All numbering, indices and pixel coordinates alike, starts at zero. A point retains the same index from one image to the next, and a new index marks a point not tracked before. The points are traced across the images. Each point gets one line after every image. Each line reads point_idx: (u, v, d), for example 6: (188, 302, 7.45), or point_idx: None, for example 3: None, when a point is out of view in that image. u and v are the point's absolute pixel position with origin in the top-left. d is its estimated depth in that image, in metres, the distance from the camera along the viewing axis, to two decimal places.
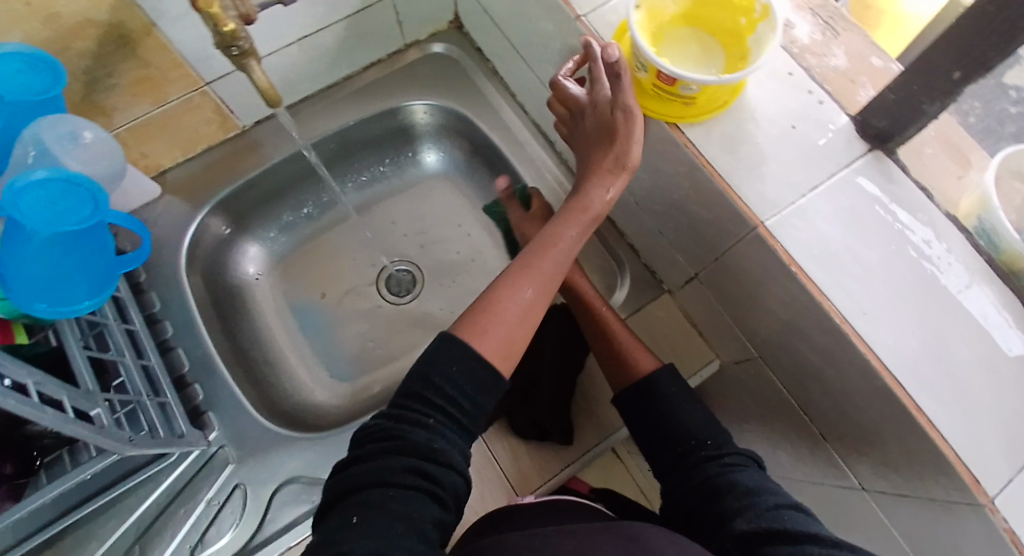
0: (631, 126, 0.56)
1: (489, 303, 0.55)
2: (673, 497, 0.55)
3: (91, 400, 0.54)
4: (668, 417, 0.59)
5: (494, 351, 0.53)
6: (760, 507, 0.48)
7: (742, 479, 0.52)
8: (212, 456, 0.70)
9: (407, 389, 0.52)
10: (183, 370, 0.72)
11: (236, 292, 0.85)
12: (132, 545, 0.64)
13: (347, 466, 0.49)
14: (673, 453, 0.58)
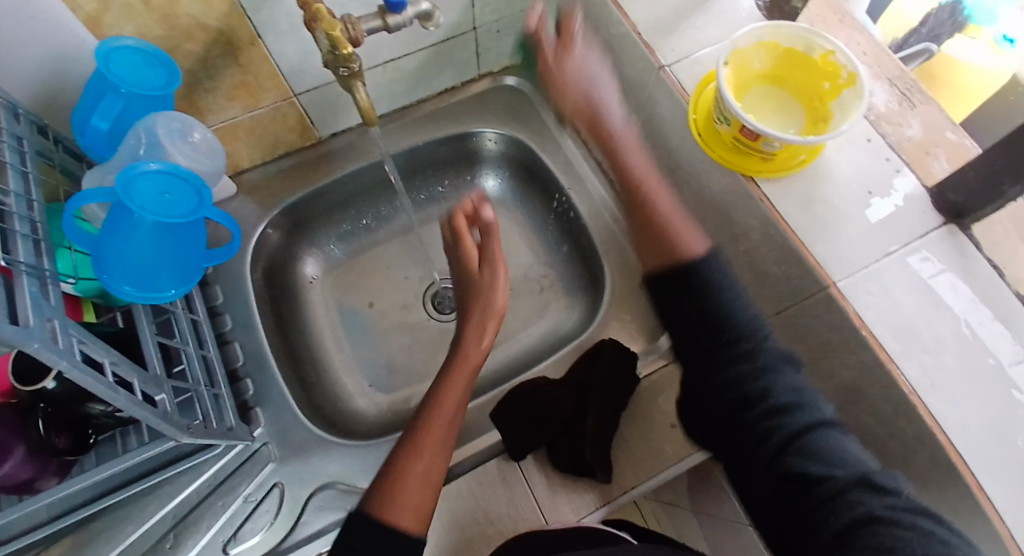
0: (493, 282, 0.72)
1: (396, 482, 0.57)
2: (701, 406, 0.53)
3: (158, 385, 0.55)
4: (710, 318, 0.51)
5: (410, 517, 0.55)
6: (795, 436, 0.48)
7: (778, 391, 0.49)
8: (256, 451, 0.72)
9: None
10: (237, 363, 0.76)
11: (291, 293, 0.88)
12: (167, 533, 0.66)
13: None
14: (726, 379, 0.51)
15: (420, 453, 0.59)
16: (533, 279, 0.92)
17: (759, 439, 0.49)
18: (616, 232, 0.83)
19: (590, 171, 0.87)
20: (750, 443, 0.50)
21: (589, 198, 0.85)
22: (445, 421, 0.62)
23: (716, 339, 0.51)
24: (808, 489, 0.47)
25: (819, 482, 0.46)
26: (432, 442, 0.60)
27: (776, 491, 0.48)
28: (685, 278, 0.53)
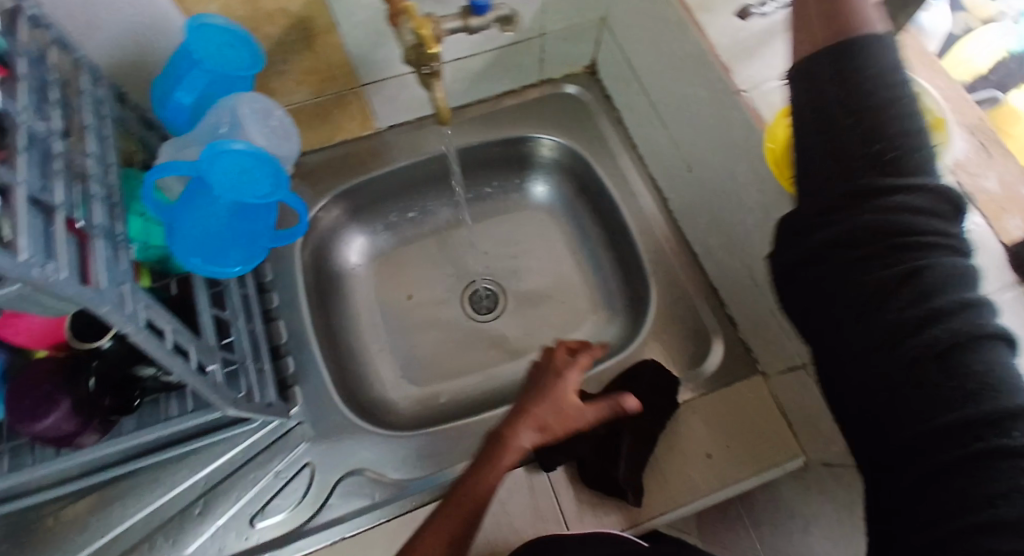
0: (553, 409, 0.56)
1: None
2: (812, 249, 0.42)
3: (211, 356, 0.57)
4: (872, 137, 0.40)
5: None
6: (933, 311, 0.37)
7: (922, 252, 0.39)
8: (290, 430, 0.73)
9: None
10: (280, 341, 0.78)
11: (335, 278, 0.89)
12: (197, 499, 0.68)
13: None
14: (868, 212, 0.40)
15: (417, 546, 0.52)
16: (573, 289, 0.91)
17: (893, 308, 0.38)
18: (664, 252, 0.82)
19: (643, 188, 0.87)
20: (871, 286, 0.39)
21: (640, 214, 0.85)
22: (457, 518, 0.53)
23: (867, 153, 0.40)
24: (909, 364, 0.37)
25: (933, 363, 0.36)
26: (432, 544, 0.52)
27: (884, 374, 0.38)
28: (853, 78, 0.41)
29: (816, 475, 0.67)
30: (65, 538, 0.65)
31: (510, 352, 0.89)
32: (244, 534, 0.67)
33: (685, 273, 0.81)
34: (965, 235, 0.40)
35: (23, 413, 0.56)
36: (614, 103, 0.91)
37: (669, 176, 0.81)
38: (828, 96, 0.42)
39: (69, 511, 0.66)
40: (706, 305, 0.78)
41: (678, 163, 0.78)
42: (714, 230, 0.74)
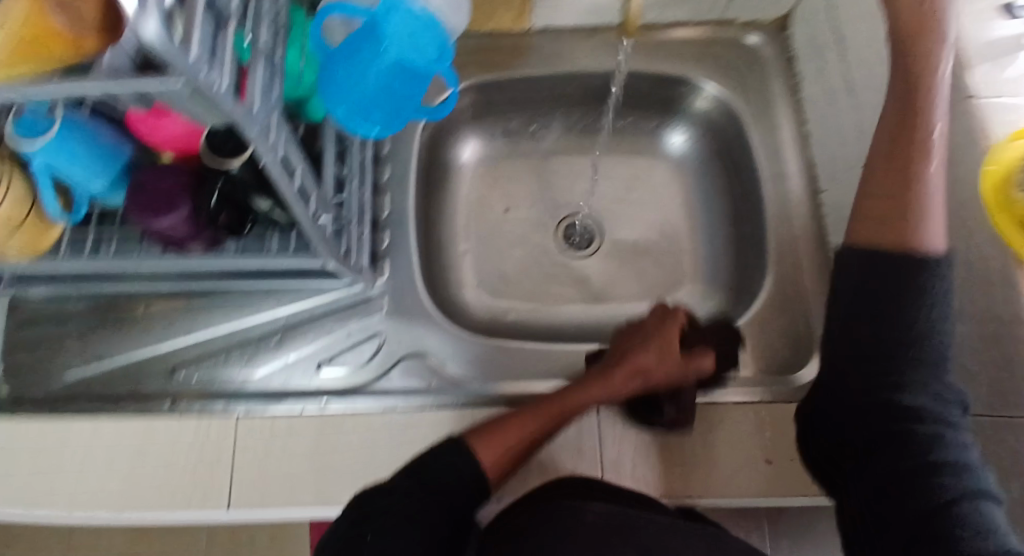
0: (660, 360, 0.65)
1: (503, 427, 0.61)
2: (839, 406, 0.57)
3: (325, 207, 0.58)
4: (900, 324, 0.54)
5: (490, 459, 0.59)
6: (921, 440, 0.52)
7: (917, 399, 0.53)
8: (370, 299, 0.75)
9: (370, 509, 0.54)
10: (381, 214, 0.78)
11: (445, 169, 0.88)
12: (277, 332, 0.73)
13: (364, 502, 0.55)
14: (886, 371, 0.54)
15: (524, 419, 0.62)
16: (675, 254, 0.87)
17: (888, 447, 0.53)
18: (796, 248, 0.76)
19: (796, 172, 0.78)
20: (884, 430, 0.54)
21: (782, 199, 0.78)
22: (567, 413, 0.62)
23: (895, 329, 0.54)
24: (921, 486, 0.51)
25: (927, 477, 0.51)
26: (537, 423, 0.62)
27: (898, 495, 0.52)
28: (902, 286, 0.53)
29: None
30: (148, 325, 0.73)
31: (592, 297, 0.86)
32: (308, 375, 0.71)
33: (811, 277, 0.74)
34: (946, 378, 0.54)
35: (144, 208, 0.59)
36: (797, 69, 0.81)
37: (834, 167, 0.74)
38: (868, 292, 0.55)
39: (158, 306, 0.74)
40: (821, 317, 0.73)
41: (853, 159, 0.70)
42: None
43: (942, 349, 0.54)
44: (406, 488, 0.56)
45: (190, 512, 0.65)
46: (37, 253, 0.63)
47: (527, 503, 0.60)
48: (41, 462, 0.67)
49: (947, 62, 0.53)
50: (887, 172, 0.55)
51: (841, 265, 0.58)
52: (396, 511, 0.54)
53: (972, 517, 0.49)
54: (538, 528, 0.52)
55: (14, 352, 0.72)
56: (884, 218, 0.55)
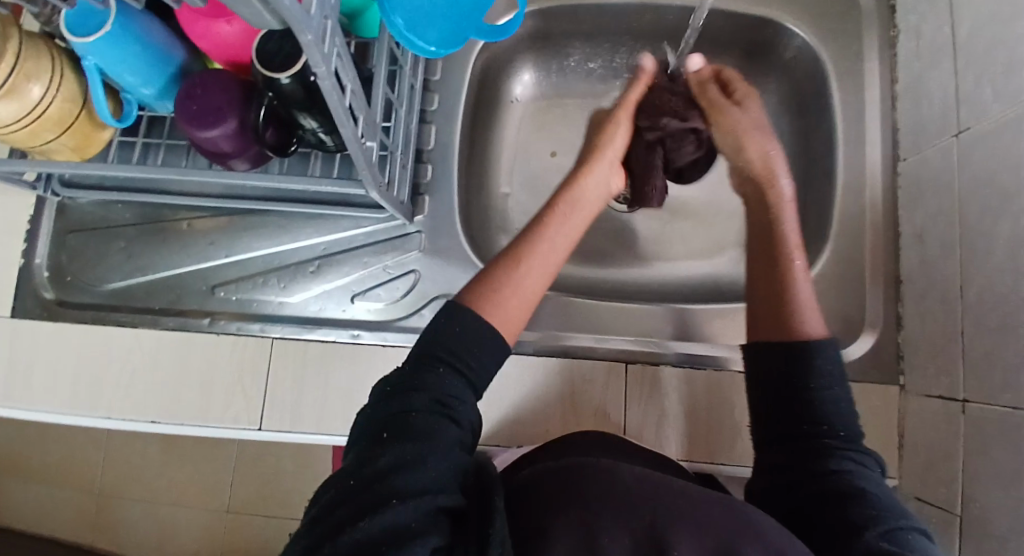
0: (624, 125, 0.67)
1: (501, 278, 0.52)
2: (771, 479, 0.52)
3: (373, 132, 0.56)
4: (799, 398, 0.53)
5: (505, 320, 0.51)
6: (846, 493, 0.47)
7: (838, 457, 0.50)
8: (408, 234, 0.73)
9: (401, 401, 0.45)
10: (426, 146, 0.76)
11: (495, 104, 0.84)
12: (315, 259, 0.72)
13: (391, 399, 0.46)
14: (800, 439, 0.52)
15: (523, 259, 0.53)
16: (726, 214, 0.83)
17: (817, 502, 0.48)
18: (861, 219, 0.71)
19: (877, 136, 0.73)
20: (810, 490, 0.49)
21: (856, 166, 0.73)
22: (565, 239, 0.56)
23: (796, 399, 0.53)
24: (850, 536, 0.44)
25: (858, 525, 0.44)
26: (547, 251, 0.54)
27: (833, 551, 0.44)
28: (788, 365, 0.54)
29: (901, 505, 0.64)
30: (188, 239, 0.73)
31: (632, 254, 0.82)
32: (343, 305, 0.71)
33: (874, 251, 0.70)
34: (864, 449, 0.51)
35: (194, 121, 0.59)
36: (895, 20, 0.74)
37: (918, 134, 0.68)
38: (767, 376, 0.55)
39: (201, 222, 0.74)
40: (878, 294, 0.69)
41: (947, 127, 0.64)
42: (948, 222, 0.63)
43: (852, 424, 0.52)
44: (427, 405, 0.45)
45: (225, 425, 0.69)
46: (82, 155, 0.66)
47: (536, 454, 0.59)
48: (86, 362, 0.70)
49: (786, 176, 0.65)
50: (766, 271, 0.59)
51: (750, 364, 0.56)
52: (428, 413, 0.44)
53: (913, 545, 0.42)
54: (561, 478, 0.44)
55: (59, 255, 0.74)
56: (766, 319, 0.57)
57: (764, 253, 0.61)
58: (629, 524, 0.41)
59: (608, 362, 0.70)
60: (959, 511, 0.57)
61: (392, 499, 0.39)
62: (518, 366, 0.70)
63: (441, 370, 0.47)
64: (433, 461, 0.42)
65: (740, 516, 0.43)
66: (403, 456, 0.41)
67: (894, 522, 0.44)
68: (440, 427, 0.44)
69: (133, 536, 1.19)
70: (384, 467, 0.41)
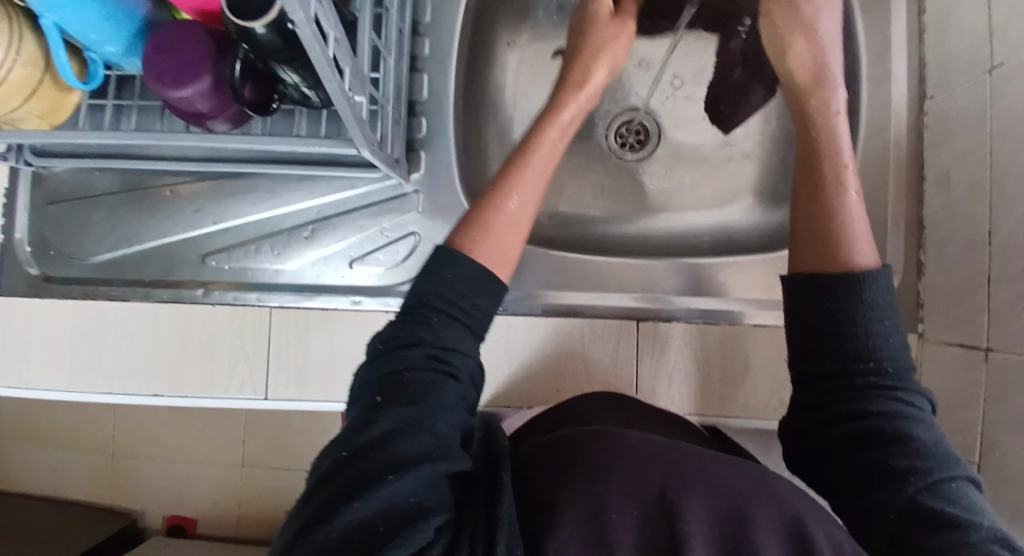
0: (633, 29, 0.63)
1: (487, 216, 0.51)
2: (804, 417, 0.51)
3: (361, 86, 0.52)
4: (849, 338, 0.49)
5: (495, 256, 0.49)
6: (890, 437, 0.46)
7: (883, 396, 0.48)
8: (405, 194, 0.69)
9: (394, 359, 0.43)
10: (419, 97, 0.70)
11: (491, 47, 0.78)
12: (308, 224, 0.69)
13: (388, 359, 0.43)
14: (842, 381, 0.49)
15: (511, 192, 0.52)
16: (738, 159, 0.79)
17: (855, 445, 0.47)
18: (884, 162, 0.67)
19: (903, 71, 0.68)
20: (850, 434, 0.48)
21: (880, 104, 0.68)
22: (542, 165, 0.55)
23: (840, 342, 0.49)
24: (891, 487, 0.44)
25: (898, 475, 0.44)
26: (532, 182, 0.53)
27: (872, 500, 0.45)
28: (835, 303, 0.50)
29: None
30: (173, 207, 0.70)
31: (638, 206, 0.79)
32: (341, 271, 0.69)
33: (896, 195, 0.67)
34: (909, 382, 0.49)
35: (166, 79, 0.54)
36: None
37: (949, 70, 0.63)
38: (799, 311, 0.51)
39: (186, 188, 0.70)
40: (898, 241, 0.66)
41: (979, 61, 0.59)
42: (976, 164, 0.59)
43: (897, 362, 0.49)
44: (423, 360, 0.43)
45: (229, 396, 0.68)
46: (51, 123, 0.62)
47: (548, 417, 0.58)
48: (78, 336, 0.68)
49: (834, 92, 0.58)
50: (809, 200, 0.55)
51: (788, 298, 0.53)
52: (424, 375, 0.42)
53: (956, 497, 0.42)
54: (563, 450, 0.43)
55: (41, 228, 0.70)
56: (809, 244, 0.53)
57: (815, 179, 0.55)
58: (638, 496, 0.40)
59: (617, 320, 0.69)
60: (977, 459, 0.57)
61: (389, 473, 0.37)
62: (526, 328, 0.68)
63: (435, 322, 0.45)
64: (432, 426, 0.40)
65: (753, 481, 0.42)
66: (398, 422, 0.39)
67: (936, 472, 0.44)
68: (438, 387, 0.42)
69: (153, 493, 1.22)
70: (379, 437, 0.39)
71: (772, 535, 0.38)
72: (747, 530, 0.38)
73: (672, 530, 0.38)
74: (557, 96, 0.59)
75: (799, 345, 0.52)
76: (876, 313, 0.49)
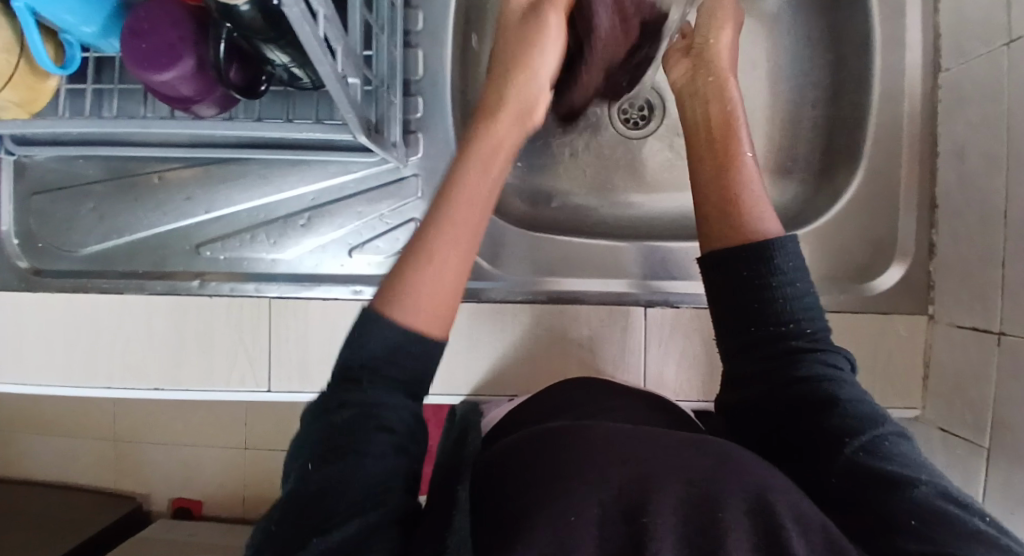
0: (556, 33, 0.54)
1: (410, 274, 0.45)
2: (737, 394, 0.51)
3: (353, 67, 0.49)
4: (768, 309, 0.50)
5: (423, 318, 0.45)
6: (822, 401, 0.46)
7: (808, 361, 0.48)
8: (404, 178, 0.67)
9: (326, 415, 0.42)
10: (415, 75, 0.67)
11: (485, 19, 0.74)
12: (304, 211, 0.67)
13: (323, 415, 0.42)
14: (765, 351, 0.50)
15: (437, 248, 0.46)
16: None
17: (793, 412, 0.47)
18: (899, 138, 0.65)
19: (918, 40, 0.64)
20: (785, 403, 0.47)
21: (895, 77, 0.65)
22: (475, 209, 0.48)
23: (757, 313, 0.50)
24: (830, 452, 0.43)
25: (837, 439, 0.44)
26: (456, 238, 0.47)
27: (819, 469, 0.44)
28: (748, 274, 0.50)
29: (923, 433, 0.64)
30: (162, 195, 0.67)
31: (641, 186, 0.77)
32: (340, 260, 0.67)
33: (910, 172, 0.65)
34: (832, 347, 0.49)
35: (145, 63, 0.51)
36: None
37: (967, 41, 0.60)
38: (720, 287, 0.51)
39: (174, 175, 0.67)
40: (911, 220, 0.64)
41: (1000, 32, 0.56)
42: (994, 142, 0.57)
43: (822, 329, 0.50)
44: (354, 409, 0.41)
45: (231, 388, 0.67)
46: (30, 110, 0.59)
47: (529, 409, 0.58)
48: (72, 330, 0.67)
49: (723, 33, 0.59)
50: (714, 159, 0.56)
51: (708, 276, 0.53)
52: (354, 423, 0.41)
53: (893, 456, 0.42)
54: (528, 448, 0.44)
55: (27, 220, 0.68)
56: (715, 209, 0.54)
57: (705, 139, 0.58)
58: (598, 494, 0.38)
59: (624, 307, 0.68)
60: (987, 441, 0.57)
61: (313, 539, 0.36)
62: (527, 316, 0.68)
63: (368, 385, 0.43)
64: (360, 478, 0.39)
65: (712, 457, 0.41)
66: (326, 480, 0.39)
67: (873, 432, 0.43)
68: (369, 434, 0.40)
69: (159, 476, 1.22)
70: (310, 495, 0.38)
71: (739, 511, 0.37)
72: (712, 511, 0.37)
73: (633, 529, 0.36)
74: (469, 142, 0.52)
75: (722, 323, 0.52)
76: (802, 280, 0.51)
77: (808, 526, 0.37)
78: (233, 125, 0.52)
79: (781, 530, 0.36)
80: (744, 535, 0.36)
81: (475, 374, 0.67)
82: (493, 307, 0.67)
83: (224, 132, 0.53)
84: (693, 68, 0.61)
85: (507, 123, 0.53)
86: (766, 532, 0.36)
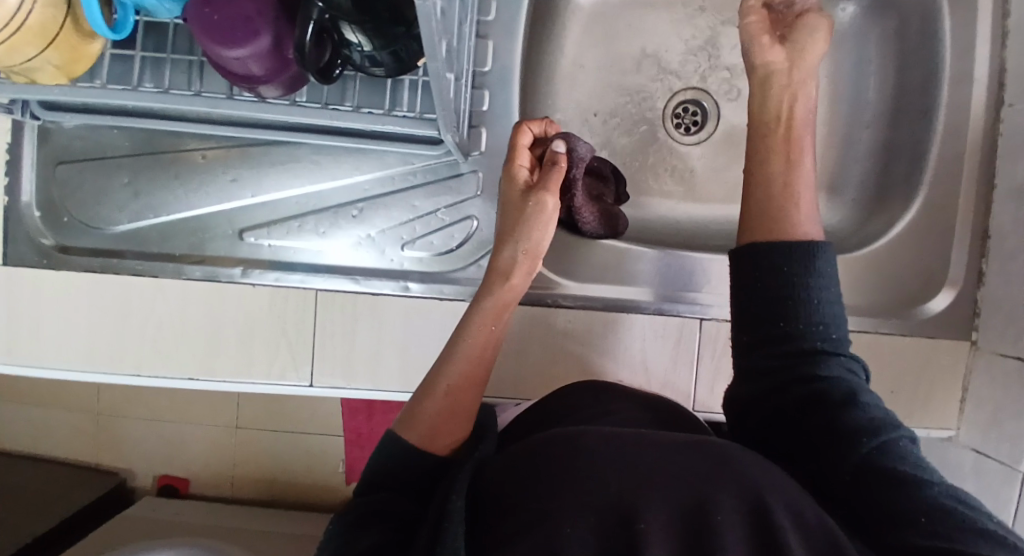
0: (551, 216, 0.52)
1: (425, 399, 0.49)
2: (747, 391, 0.49)
3: (450, 62, 0.46)
4: (791, 310, 0.47)
5: (433, 434, 0.49)
6: (838, 401, 0.44)
7: (826, 363, 0.46)
8: (463, 174, 0.65)
9: (340, 521, 0.46)
10: (483, 67, 0.65)
11: (549, 11, 0.71)
12: (358, 201, 0.64)
13: (338, 523, 0.46)
14: (783, 352, 0.47)
15: (450, 381, 0.50)
16: None
17: (804, 410, 0.45)
18: (957, 168, 0.66)
19: (985, 73, 0.64)
20: (799, 404, 0.46)
21: (959, 108, 0.65)
22: (487, 349, 0.52)
23: (778, 314, 0.47)
24: (836, 451, 0.43)
25: (846, 438, 0.42)
26: (469, 372, 0.50)
27: (831, 469, 0.43)
28: (780, 274, 0.47)
29: (956, 453, 0.66)
30: (204, 173, 0.64)
31: (689, 192, 0.76)
32: (391, 255, 0.65)
33: (966, 203, 0.66)
34: (848, 350, 0.48)
35: (218, 35, 0.47)
36: None
37: None
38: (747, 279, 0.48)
39: (218, 152, 0.64)
40: (961, 250, 0.66)
41: None
42: None
43: (842, 330, 0.48)
44: (358, 511, 0.46)
45: (272, 381, 0.63)
46: (69, 75, 0.53)
47: (554, 408, 0.57)
48: (97, 313, 0.62)
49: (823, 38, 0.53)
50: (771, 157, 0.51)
51: (735, 270, 0.50)
52: (356, 520, 0.45)
53: (904, 455, 0.41)
54: (534, 451, 0.41)
55: (50, 190, 0.64)
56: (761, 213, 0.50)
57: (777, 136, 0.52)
58: (594, 507, 0.36)
59: (678, 319, 0.67)
60: (1023, 468, 0.59)
61: None
62: (580, 320, 0.67)
63: (372, 492, 0.47)
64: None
65: (712, 460, 0.39)
66: None
67: (885, 432, 0.42)
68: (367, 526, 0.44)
69: (144, 452, 1.17)
70: None
71: (734, 515, 0.36)
72: (707, 515, 0.35)
73: (631, 532, 0.34)
74: (480, 295, 0.53)
75: (742, 321, 0.50)
76: (831, 283, 0.48)
77: (805, 526, 0.36)
78: (305, 112, 0.49)
79: (780, 536, 0.35)
80: (740, 542, 0.34)
81: (523, 375, 0.67)
82: (539, 310, 0.67)
83: (295, 119, 0.50)
84: (792, 66, 0.53)
85: (521, 273, 0.53)
86: (762, 534, 0.35)
